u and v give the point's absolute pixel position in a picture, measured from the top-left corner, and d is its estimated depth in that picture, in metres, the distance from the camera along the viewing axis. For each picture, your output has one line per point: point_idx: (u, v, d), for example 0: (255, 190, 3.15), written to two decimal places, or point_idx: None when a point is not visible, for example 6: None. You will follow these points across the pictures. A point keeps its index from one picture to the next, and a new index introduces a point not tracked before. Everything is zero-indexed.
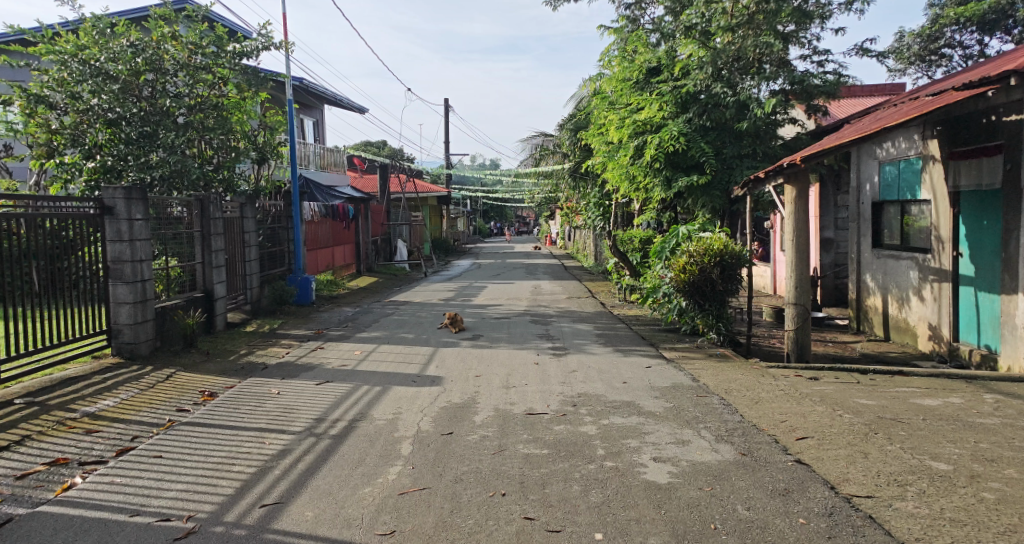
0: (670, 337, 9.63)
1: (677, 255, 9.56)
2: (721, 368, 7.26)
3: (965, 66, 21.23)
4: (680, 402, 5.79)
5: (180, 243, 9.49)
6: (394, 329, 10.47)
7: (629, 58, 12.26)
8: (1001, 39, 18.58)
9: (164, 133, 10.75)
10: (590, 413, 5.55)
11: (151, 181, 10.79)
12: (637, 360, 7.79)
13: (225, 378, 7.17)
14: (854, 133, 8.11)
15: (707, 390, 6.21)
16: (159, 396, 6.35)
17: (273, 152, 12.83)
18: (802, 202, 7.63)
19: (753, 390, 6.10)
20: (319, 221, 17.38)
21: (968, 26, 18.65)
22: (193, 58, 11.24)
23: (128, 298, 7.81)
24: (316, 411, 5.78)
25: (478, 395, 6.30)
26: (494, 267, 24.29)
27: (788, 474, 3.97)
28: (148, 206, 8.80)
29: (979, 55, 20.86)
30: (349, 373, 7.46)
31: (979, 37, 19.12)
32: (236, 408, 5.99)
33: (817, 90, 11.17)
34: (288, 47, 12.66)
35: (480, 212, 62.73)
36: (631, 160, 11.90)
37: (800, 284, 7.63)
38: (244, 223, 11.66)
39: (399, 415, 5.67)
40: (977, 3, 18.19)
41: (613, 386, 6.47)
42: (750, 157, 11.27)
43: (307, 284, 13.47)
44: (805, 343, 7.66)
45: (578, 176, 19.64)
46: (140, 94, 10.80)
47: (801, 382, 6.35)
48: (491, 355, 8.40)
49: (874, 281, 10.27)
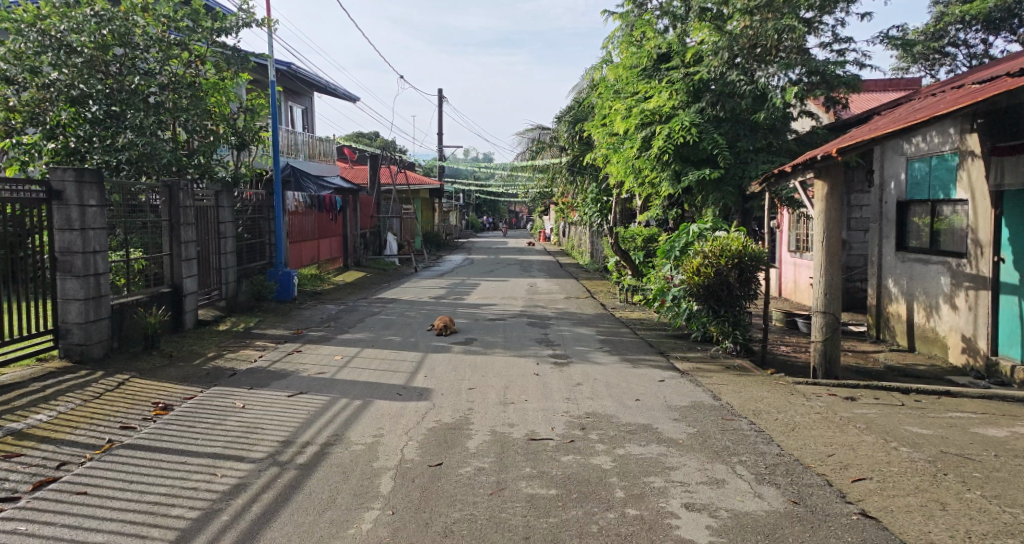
0: (679, 345, 8.86)
1: (688, 256, 8.78)
2: (742, 383, 6.50)
3: (969, 65, 20.62)
4: (705, 427, 5.02)
5: (147, 233, 8.65)
6: (380, 331, 9.67)
7: (636, 44, 11.53)
8: (1006, 39, 18.02)
9: (133, 113, 9.88)
10: (602, 440, 4.81)
11: (117, 164, 9.94)
12: (648, 373, 7.01)
13: (186, 386, 6.36)
14: (892, 124, 7.35)
15: (733, 411, 5.43)
16: (106, 408, 5.52)
17: (254, 138, 12.03)
18: (834, 198, 6.84)
19: (785, 413, 5.34)
20: (304, 212, 16.50)
21: (974, 24, 18.01)
22: (167, 34, 10.49)
23: (78, 294, 6.94)
24: (284, 432, 4.99)
25: (471, 414, 5.51)
26: (488, 263, 23.49)
27: (856, 534, 3.22)
28: (109, 190, 7.98)
29: (983, 54, 20.27)
30: (326, 382, 6.64)
31: (984, 36, 18.51)
32: (190, 426, 5.16)
33: (840, 80, 10.37)
34: (272, 24, 11.82)
35: (473, 207, 61.92)
36: (637, 152, 11.11)
37: (830, 290, 6.86)
38: (220, 213, 10.81)
39: (380, 439, 4.87)
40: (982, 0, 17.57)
41: (625, 404, 5.70)
42: (766, 151, 10.50)
43: (288, 279, 12.64)
44: (834, 357, 6.91)
45: (576, 170, 18.86)
46: (107, 71, 9.94)
47: (839, 403, 5.59)
48: (487, 363, 7.62)
49: (898, 286, 9.53)
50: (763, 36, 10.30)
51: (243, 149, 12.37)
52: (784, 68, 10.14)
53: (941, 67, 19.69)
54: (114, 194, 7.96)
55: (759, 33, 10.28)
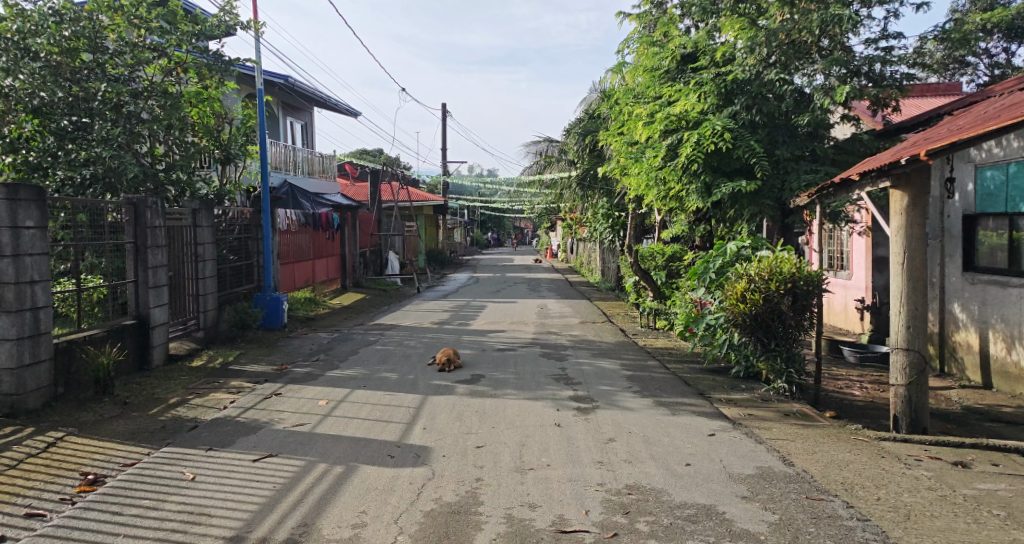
0: (719, 383, 7.63)
1: (728, 279, 7.62)
2: (812, 438, 5.29)
3: (989, 75, 19.55)
4: (788, 512, 3.81)
5: (108, 259, 7.50)
6: (374, 366, 8.50)
7: (658, 44, 10.54)
8: None
9: (101, 123, 8.77)
10: (655, 534, 3.62)
11: (82, 180, 8.85)
12: (692, 424, 5.79)
13: (132, 446, 5.19)
14: (980, 122, 6.17)
15: (818, 485, 4.21)
16: (18, 484, 4.36)
17: (241, 151, 11.04)
18: (917, 212, 5.66)
19: (886, 487, 4.15)
20: (296, 231, 15.40)
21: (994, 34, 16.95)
22: (141, 37, 9.42)
23: (10, 333, 5.81)
24: (234, 524, 3.81)
25: (481, 489, 4.33)
26: (496, 282, 22.36)
27: None
28: (74, 209, 6.98)
29: (1003, 65, 19.25)
30: (302, 439, 5.44)
31: (1006, 45, 17.49)
32: (117, 511, 4.00)
33: (891, 82, 9.26)
34: (258, 26, 10.77)
35: (477, 223, 60.85)
36: (661, 161, 9.99)
37: (914, 323, 5.67)
38: (197, 233, 9.70)
39: (361, 533, 3.69)
40: (1005, 8, 16.57)
41: (674, 473, 4.52)
42: (807, 159, 9.44)
43: (277, 305, 11.51)
44: (922, 405, 5.68)
45: (586, 185, 17.53)
46: (73, 79, 8.77)
47: (950, 472, 4.37)
48: (499, 408, 6.43)
49: (966, 312, 8.32)
50: (803, 31, 9.20)
51: (229, 164, 11.43)
52: (830, 65, 9.02)
53: (961, 78, 18.63)
54: (80, 213, 6.94)
55: (801, 27, 9.16)
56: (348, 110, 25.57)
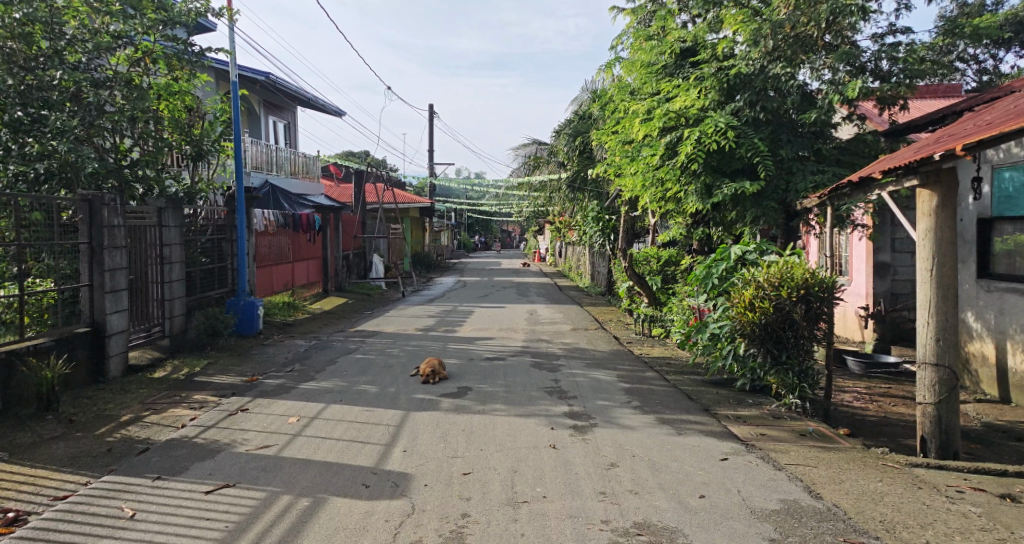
0: (723, 397, 7.08)
1: (734, 286, 7.08)
2: (836, 463, 4.77)
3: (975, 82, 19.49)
4: None
5: (61, 260, 6.83)
6: (353, 377, 7.88)
7: (655, 38, 10.03)
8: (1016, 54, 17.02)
9: (57, 114, 8.04)
10: None
11: (36, 175, 8.12)
12: (701, 446, 5.23)
13: (67, 475, 4.55)
14: (1012, 115, 5.70)
15: (855, 524, 3.69)
16: None
17: (212, 146, 10.40)
18: (948, 213, 5.14)
19: (934, 527, 3.61)
20: (274, 232, 14.73)
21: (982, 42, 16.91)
22: (105, 25, 8.69)
23: None
24: None
25: (468, 528, 3.76)
26: (482, 287, 21.68)
27: None
28: (27, 205, 6.36)
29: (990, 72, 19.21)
30: (265, 464, 4.83)
31: (993, 51, 17.44)
32: None
33: (900, 79, 8.80)
34: (232, 14, 10.14)
35: (464, 226, 60.32)
36: (659, 160, 9.45)
37: (944, 335, 5.16)
38: (163, 233, 9.04)
39: None
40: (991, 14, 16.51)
41: (688, 507, 3.98)
42: (812, 160, 8.96)
43: (251, 311, 10.86)
44: (952, 426, 5.20)
45: (576, 187, 17.08)
46: (27, 67, 8.05)
47: (1000, 508, 3.86)
48: (488, 426, 5.86)
49: (981, 321, 7.85)
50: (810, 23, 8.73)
51: (201, 160, 10.76)
52: (840, 58, 8.49)
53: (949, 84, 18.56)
54: (34, 210, 6.36)
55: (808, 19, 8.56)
56: (333, 109, 24.92)
